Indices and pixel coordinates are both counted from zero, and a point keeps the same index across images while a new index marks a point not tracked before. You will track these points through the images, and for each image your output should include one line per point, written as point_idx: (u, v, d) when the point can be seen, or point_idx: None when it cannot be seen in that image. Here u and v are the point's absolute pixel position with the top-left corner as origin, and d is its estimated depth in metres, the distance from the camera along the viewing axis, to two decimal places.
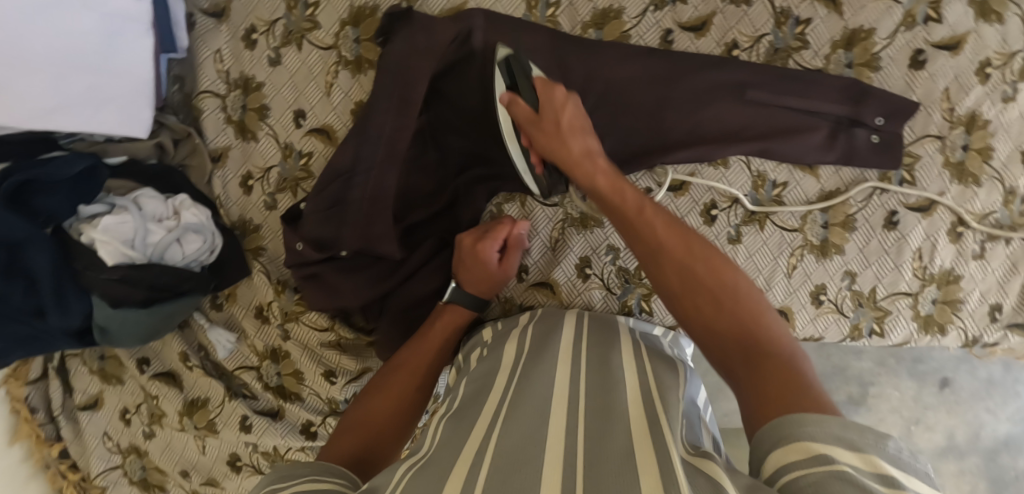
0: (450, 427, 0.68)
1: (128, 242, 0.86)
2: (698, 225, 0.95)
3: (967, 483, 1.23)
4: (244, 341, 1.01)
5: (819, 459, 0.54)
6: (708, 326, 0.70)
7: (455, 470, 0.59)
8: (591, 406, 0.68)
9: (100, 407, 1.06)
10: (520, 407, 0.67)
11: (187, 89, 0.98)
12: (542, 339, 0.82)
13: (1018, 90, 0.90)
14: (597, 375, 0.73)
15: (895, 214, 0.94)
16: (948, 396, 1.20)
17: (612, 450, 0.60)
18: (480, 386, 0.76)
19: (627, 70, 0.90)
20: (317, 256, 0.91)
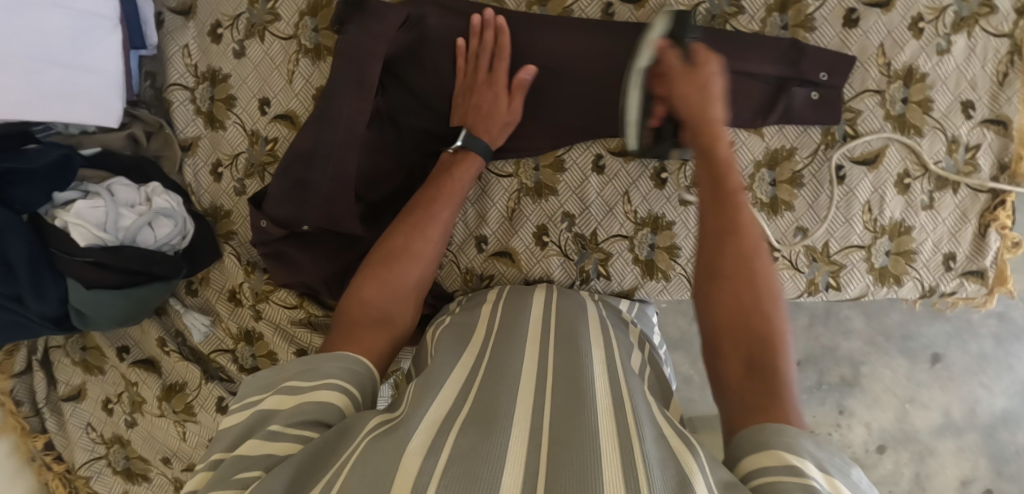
0: (416, 387, 0.69)
1: (101, 225, 0.91)
2: (649, 189, 0.97)
3: (968, 459, 1.30)
4: (219, 324, 1.05)
5: (790, 469, 0.54)
6: (733, 317, 0.66)
7: (426, 434, 0.60)
8: (555, 382, 0.69)
9: (83, 398, 1.10)
10: (491, 385, 0.69)
11: (159, 84, 1.04)
12: (510, 322, 0.84)
13: (952, 42, 0.94)
14: (565, 356, 0.75)
15: (841, 168, 0.96)
16: (941, 371, 1.32)
17: (580, 422, 0.60)
18: (451, 356, 0.77)
19: (569, 42, 0.93)
20: (280, 233, 0.95)
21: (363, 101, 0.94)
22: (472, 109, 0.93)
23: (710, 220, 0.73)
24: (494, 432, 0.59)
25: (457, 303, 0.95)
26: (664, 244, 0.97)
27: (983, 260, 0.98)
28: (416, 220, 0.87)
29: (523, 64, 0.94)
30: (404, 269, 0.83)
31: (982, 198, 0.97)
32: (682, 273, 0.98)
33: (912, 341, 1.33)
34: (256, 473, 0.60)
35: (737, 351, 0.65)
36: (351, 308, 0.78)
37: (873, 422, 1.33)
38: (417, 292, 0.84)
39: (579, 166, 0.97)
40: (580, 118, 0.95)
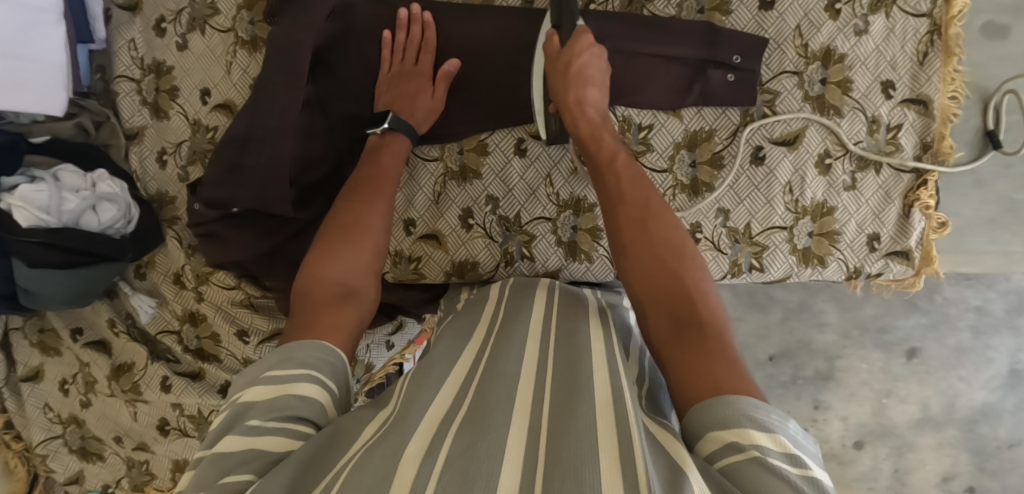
0: (412, 386, 0.71)
1: (44, 207, 0.96)
2: (571, 171, 0.99)
3: (948, 455, 1.33)
4: (164, 306, 1.11)
5: (735, 449, 0.56)
6: (654, 286, 0.74)
7: (422, 433, 0.62)
8: (553, 381, 0.70)
9: (41, 379, 1.17)
10: (487, 381, 0.70)
11: (108, 76, 1.09)
12: (510, 316, 0.85)
13: (869, 23, 0.94)
14: (564, 353, 0.75)
15: (761, 149, 0.97)
16: (918, 366, 1.30)
17: (578, 419, 0.61)
18: (448, 355, 0.79)
19: (484, 30, 0.96)
20: (212, 214, 1.00)
21: (289, 89, 0.97)
22: (397, 92, 0.96)
23: (613, 203, 0.83)
24: (491, 431, 0.60)
25: (464, 297, 0.97)
26: (586, 226, 0.99)
27: (908, 241, 0.98)
28: (361, 198, 0.87)
29: (446, 50, 0.97)
30: (359, 244, 0.83)
31: (906, 178, 0.97)
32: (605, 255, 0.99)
33: (889, 334, 1.31)
34: (246, 476, 0.58)
35: (664, 316, 0.71)
36: (314, 289, 0.77)
37: (849, 416, 1.35)
38: (376, 264, 0.84)
39: (502, 149, 1.00)
40: (499, 104, 0.98)
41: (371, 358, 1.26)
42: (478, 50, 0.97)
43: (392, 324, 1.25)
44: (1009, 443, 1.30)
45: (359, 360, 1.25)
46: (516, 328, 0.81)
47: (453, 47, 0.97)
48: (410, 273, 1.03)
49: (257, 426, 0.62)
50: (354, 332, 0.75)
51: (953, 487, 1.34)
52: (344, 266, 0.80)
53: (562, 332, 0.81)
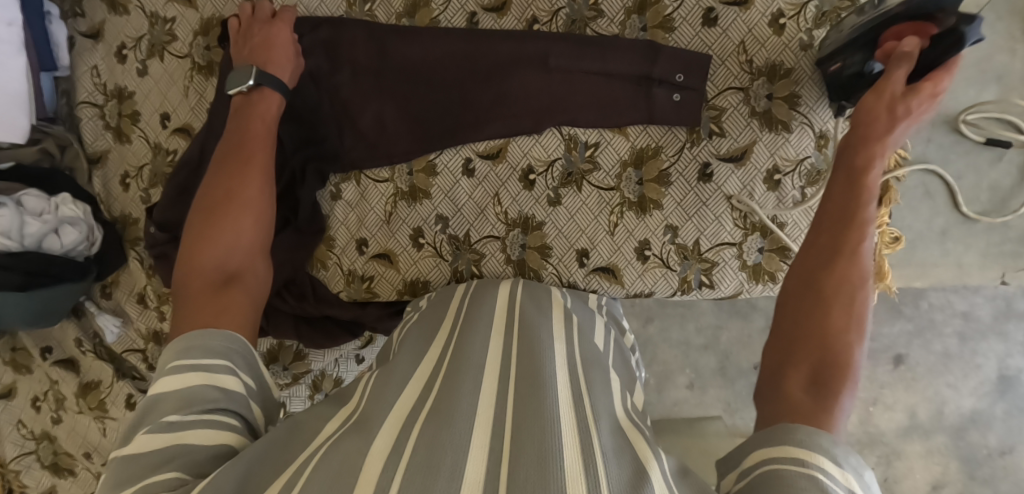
0: (381, 379, 0.74)
1: (4, 231, 0.98)
2: (518, 190, 0.99)
3: (938, 463, 1.34)
4: (129, 325, 1.13)
5: (795, 461, 0.55)
6: (815, 322, 0.67)
7: (392, 424, 0.64)
8: (518, 373, 0.73)
9: (14, 396, 1.20)
10: (454, 376, 0.72)
11: (72, 102, 1.12)
12: (474, 310, 0.89)
13: (814, 37, 0.93)
14: (526, 346, 0.78)
15: (708, 166, 0.97)
16: (905, 373, 1.35)
17: (539, 413, 0.63)
18: (417, 352, 0.82)
19: (426, 51, 0.97)
20: (162, 236, 1.03)
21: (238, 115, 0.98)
22: (259, 46, 0.93)
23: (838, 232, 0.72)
24: (457, 422, 0.63)
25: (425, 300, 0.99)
26: (534, 244, 1.00)
27: None
28: (233, 171, 0.85)
29: (392, 73, 0.98)
30: (235, 221, 0.81)
31: None
32: (553, 272, 1.01)
33: (874, 342, 1.36)
34: (172, 473, 0.59)
35: (807, 359, 0.65)
36: (191, 281, 0.76)
37: None
38: (258, 233, 0.83)
39: (450, 169, 1.00)
40: (440, 123, 0.99)
41: (341, 373, 1.24)
42: (418, 71, 0.98)
43: (361, 339, 1.22)
44: (1000, 450, 1.31)
45: (329, 374, 1.24)
46: (476, 323, 0.85)
47: (394, 68, 0.98)
48: (365, 291, 1.05)
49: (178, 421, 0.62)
50: (244, 314, 0.75)
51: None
52: (221, 246, 0.79)
53: (526, 325, 0.84)
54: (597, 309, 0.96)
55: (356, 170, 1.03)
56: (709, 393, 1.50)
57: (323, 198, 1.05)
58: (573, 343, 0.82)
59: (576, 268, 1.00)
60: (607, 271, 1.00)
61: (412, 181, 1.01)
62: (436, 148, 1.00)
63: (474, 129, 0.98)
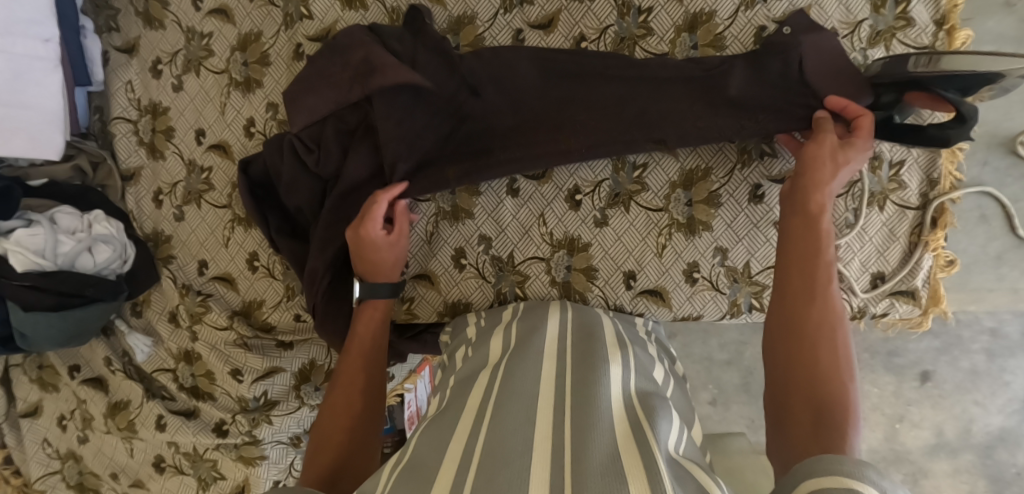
0: (436, 423, 0.73)
1: (38, 251, 0.97)
2: (564, 210, 0.97)
3: (965, 482, 1.31)
4: (160, 345, 1.11)
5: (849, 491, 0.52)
6: (806, 384, 0.72)
7: (445, 469, 0.63)
8: (571, 405, 0.71)
9: (41, 414, 1.18)
10: (505, 406, 0.72)
11: (105, 117, 1.11)
12: (523, 344, 0.85)
13: (868, 56, 0.91)
14: (579, 383, 0.75)
15: (759, 188, 0.94)
16: (930, 390, 1.31)
17: (597, 458, 0.61)
18: (465, 383, 0.82)
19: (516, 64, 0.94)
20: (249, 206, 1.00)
21: (316, 98, 0.95)
22: None
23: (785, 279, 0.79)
24: (506, 472, 0.60)
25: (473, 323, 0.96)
26: (580, 266, 0.98)
27: (914, 280, 0.95)
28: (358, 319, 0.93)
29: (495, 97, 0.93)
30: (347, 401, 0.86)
31: (910, 216, 0.94)
32: (600, 295, 0.98)
33: (899, 357, 1.33)
34: None
35: (807, 413, 0.70)
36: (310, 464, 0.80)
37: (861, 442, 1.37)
38: (363, 414, 0.85)
39: (494, 189, 0.99)
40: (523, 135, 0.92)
41: None
42: (483, 117, 0.93)
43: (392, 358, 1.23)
44: None
45: None
46: (526, 350, 0.84)
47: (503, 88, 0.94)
48: (405, 312, 1.03)
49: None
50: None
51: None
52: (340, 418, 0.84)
53: (577, 356, 0.82)
54: (647, 339, 0.94)
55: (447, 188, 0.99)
56: (732, 409, 1.49)
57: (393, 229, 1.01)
58: (629, 368, 0.80)
59: (623, 290, 0.98)
60: (654, 294, 0.98)
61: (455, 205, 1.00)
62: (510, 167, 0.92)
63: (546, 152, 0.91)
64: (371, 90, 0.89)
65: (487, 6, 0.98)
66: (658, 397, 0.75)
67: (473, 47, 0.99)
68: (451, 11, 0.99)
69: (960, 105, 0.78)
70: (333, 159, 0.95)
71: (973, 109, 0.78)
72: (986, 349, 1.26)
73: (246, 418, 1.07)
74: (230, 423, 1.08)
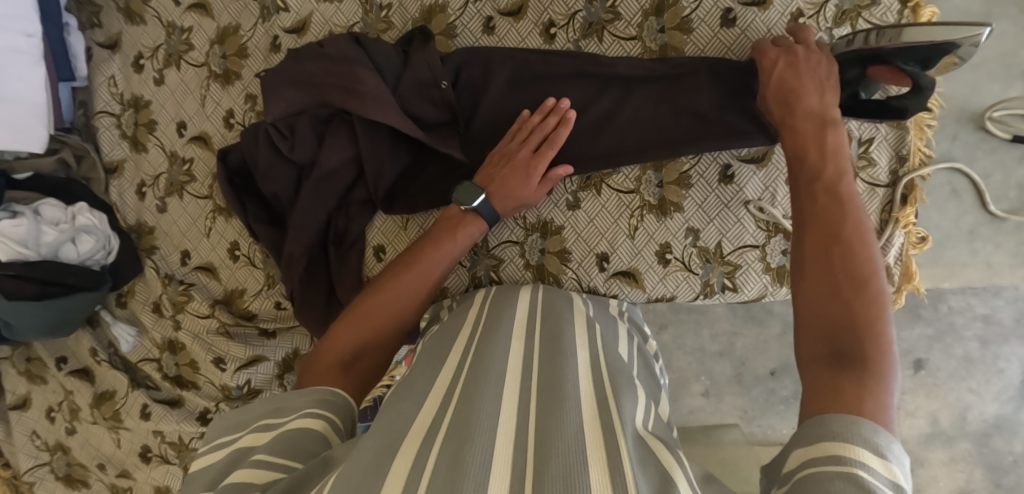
0: (400, 392, 0.73)
1: (21, 241, 0.98)
2: None
3: (962, 470, 1.29)
4: (145, 335, 1.12)
5: (832, 458, 0.53)
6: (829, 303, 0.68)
7: (409, 439, 0.62)
8: (539, 384, 0.71)
9: (29, 406, 1.20)
10: (477, 380, 0.71)
11: (89, 112, 1.13)
12: (494, 322, 0.86)
13: (834, 35, 0.92)
14: (547, 364, 0.76)
15: (729, 167, 0.94)
16: (925, 379, 1.30)
17: (566, 428, 0.61)
18: (436, 357, 0.82)
19: (488, 83, 0.97)
20: (229, 198, 1.01)
21: (296, 91, 0.95)
22: None
23: (815, 220, 0.76)
24: (478, 435, 0.60)
25: (447, 307, 0.98)
26: (554, 249, 0.99)
27: (886, 257, 0.95)
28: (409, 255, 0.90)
29: (489, 110, 0.97)
30: (383, 320, 0.86)
31: (880, 193, 0.94)
32: (574, 277, 0.99)
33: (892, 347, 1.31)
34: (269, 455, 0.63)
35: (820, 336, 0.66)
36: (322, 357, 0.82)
37: None
38: (384, 330, 0.86)
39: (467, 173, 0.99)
40: None
41: None
42: (484, 128, 0.98)
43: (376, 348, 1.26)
44: None
45: None
46: (497, 329, 0.84)
47: (501, 97, 0.97)
48: None
49: (271, 420, 0.69)
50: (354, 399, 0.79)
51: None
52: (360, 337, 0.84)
53: (546, 335, 0.83)
54: (618, 316, 0.95)
55: (427, 187, 0.98)
56: (724, 401, 1.47)
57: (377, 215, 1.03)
58: (596, 350, 0.81)
59: (597, 272, 0.99)
60: (628, 276, 0.98)
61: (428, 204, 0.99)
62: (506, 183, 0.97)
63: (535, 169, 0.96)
64: (357, 89, 0.90)
65: None
66: (627, 378, 0.76)
67: (445, 35, 1.01)
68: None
69: (919, 78, 0.80)
70: (308, 147, 0.97)
71: (933, 80, 0.80)
72: (979, 337, 1.27)
73: (229, 406, 1.09)
74: (214, 410, 1.09)
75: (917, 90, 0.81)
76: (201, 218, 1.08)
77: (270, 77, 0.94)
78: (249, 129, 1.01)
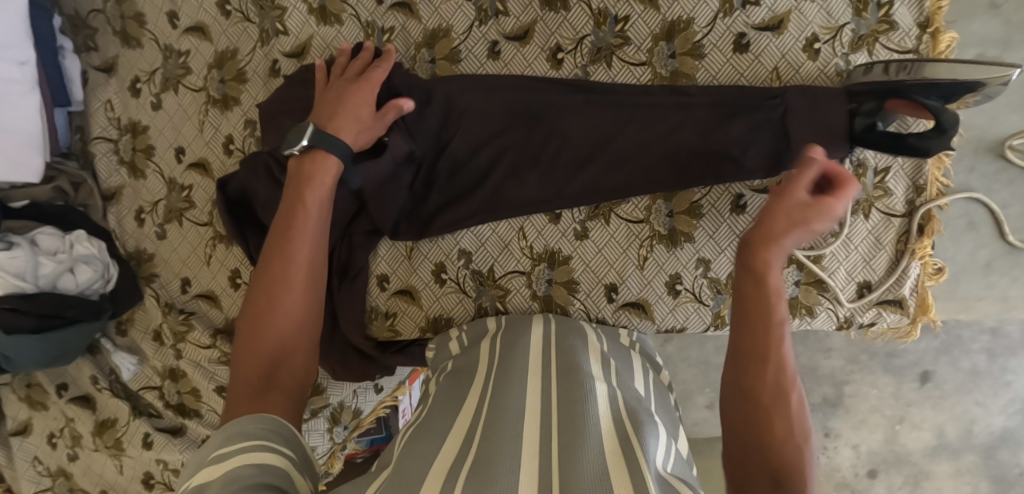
0: (414, 438, 0.71)
1: (18, 273, 0.96)
2: (544, 223, 0.96)
3: (967, 483, 1.27)
4: (146, 363, 1.11)
5: None
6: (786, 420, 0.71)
7: (426, 486, 0.60)
8: (559, 420, 0.69)
9: (30, 433, 1.18)
10: (493, 426, 0.69)
11: (85, 137, 1.11)
12: (508, 360, 0.84)
13: (851, 61, 0.89)
14: (562, 401, 0.73)
15: (741, 197, 0.92)
16: (931, 391, 1.26)
17: (588, 470, 0.60)
18: (450, 397, 0.80)
19: (491, 111, 0.94)
20: (230, 225, 0.99)
21: (290, 119, 0.94)
22: None
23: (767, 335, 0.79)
24: (500, 483, 0.59)
25: (455, 339, 0.95)
26: (561, 279, 0.97)
27: (902, 289, 0.93)
28: (281, 230, 0.83)
29: (492, 138, 0.94)
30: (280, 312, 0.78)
31: (896, 224, 0.92)
32: (581, 307, 0.97)
33: (898, 359, 1.27)
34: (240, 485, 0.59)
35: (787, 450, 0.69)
36: (239, 383, 0.74)
37: (860, 444, 1.31)
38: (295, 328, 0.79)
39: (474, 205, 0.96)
40: (522, 179, 0.94)
41: (360, 404, 1.25)
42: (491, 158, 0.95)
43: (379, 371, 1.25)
44: None
45: (347, 406, 1.24)
46: (513, 367, 0.82)
47: (504, 125, 0.94)
48: (386, 330, 1.02)
49: (226, 450, 0.63)
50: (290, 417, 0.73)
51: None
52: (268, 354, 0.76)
53: (563, 368, 0.81)
54: (630, 347, 0.93)
55: (432, 221, 0.97)
56: None
57: (383, 244, 1.01)
58: (614, 385, 0.79)
59: (605, 303, 0.97)
60: (637, 306, 0.96)
61: (437, 234, 0.98)
62: (517, 215, 0.95)
63: (546, 201, 0.94)
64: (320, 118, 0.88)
65: (462, 18, 0.97)
66: (647, 412, 0.74)
67: (448, 60, 0.98)
68: (426, 23, 0.98)
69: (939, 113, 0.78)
70: None
71: (954, 119, 0.78)
72: (987, 349, 1.22)
73: None
74: None
75: (940, 128, 0.78)
76: (200, 246, 1.06)
77: (270, 106, 0.96)
78: (250, 156, 0.99)
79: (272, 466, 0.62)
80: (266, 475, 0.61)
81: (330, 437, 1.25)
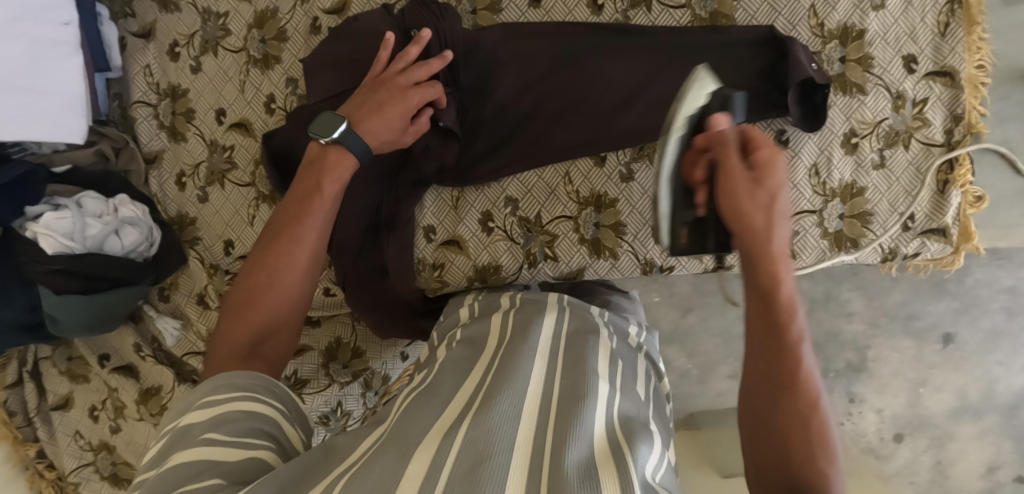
0: (417, 400, 0.66)
1: (67, 233, 0.96)
2: (590, 167, 0.98)
3: (991, 444, 1.25)
4: (189, 327, 1.11)
5: None
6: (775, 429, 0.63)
7: (422, 449, 0.56)
8: (558, 399, 0.63)
9: (71, 407, 1.18)
10: (496, 391, 0.64)
11: (125, 104, 1.12)
12: (520, 322, 0.79)
13: None
14: (570, 373, 0.68)
15: (783, 133, 0.95)
16: (952, 353, 1.25)
17: (573, 460, 0.54)
18: (462, 360, 0.74)
19: (537, 55, 0.96)
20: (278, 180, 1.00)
21: (337, 73, 0.95)
22: None
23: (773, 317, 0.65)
24: (494, 456, 0.54)
25: (467, 308, 0.91)
26: (608, 222, 0.98)
27: (944, 217, 0.94)
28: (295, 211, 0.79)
29: (538, 82, 0.96)
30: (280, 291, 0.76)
31: (936, 153, 0.93)
32: (629, 250, 0.98)
33: (918, 321, 1.26)
34: (224, 433, 0.59)
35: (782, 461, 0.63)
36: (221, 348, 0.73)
37: (885, 408, 1.29)
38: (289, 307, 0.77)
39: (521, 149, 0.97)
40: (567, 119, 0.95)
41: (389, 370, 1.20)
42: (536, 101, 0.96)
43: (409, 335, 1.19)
44: None
45: (377, 372, 1.20)
46: (520, 332, 0.77)
47: (551, 68, 0.96)
48: (433, 282, 1.03)
49: (212, 397, 0.64)
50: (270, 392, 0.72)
51: (999, 477, 1.25)
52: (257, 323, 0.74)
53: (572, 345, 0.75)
54: (636, 350, 0.86)
55: (476, 170, 0.99)
56: None
57: (430, 196, 1.02)
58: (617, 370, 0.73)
59: (653, 244, 0.98)
60: None
61: (481, 181, 0.99)
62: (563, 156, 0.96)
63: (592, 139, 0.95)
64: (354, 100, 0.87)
65: None
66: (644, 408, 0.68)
67: (489, 10, 0.99)
68: None
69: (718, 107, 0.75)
70: None
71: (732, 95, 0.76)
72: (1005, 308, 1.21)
73: None
74: None
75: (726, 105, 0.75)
76: (242, 207, 1.06)
77: (311, 60, 0.96)
78: (298, 108, 0.99)
79: (257, 423, 0.62)
80: (246, 427, 0.61)
81: (363, 402, 1.21)
